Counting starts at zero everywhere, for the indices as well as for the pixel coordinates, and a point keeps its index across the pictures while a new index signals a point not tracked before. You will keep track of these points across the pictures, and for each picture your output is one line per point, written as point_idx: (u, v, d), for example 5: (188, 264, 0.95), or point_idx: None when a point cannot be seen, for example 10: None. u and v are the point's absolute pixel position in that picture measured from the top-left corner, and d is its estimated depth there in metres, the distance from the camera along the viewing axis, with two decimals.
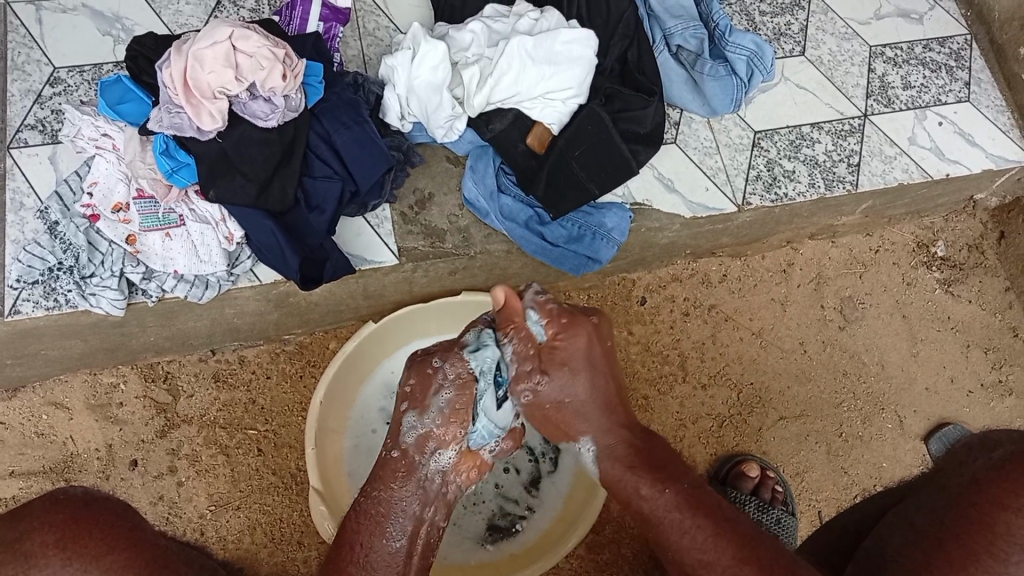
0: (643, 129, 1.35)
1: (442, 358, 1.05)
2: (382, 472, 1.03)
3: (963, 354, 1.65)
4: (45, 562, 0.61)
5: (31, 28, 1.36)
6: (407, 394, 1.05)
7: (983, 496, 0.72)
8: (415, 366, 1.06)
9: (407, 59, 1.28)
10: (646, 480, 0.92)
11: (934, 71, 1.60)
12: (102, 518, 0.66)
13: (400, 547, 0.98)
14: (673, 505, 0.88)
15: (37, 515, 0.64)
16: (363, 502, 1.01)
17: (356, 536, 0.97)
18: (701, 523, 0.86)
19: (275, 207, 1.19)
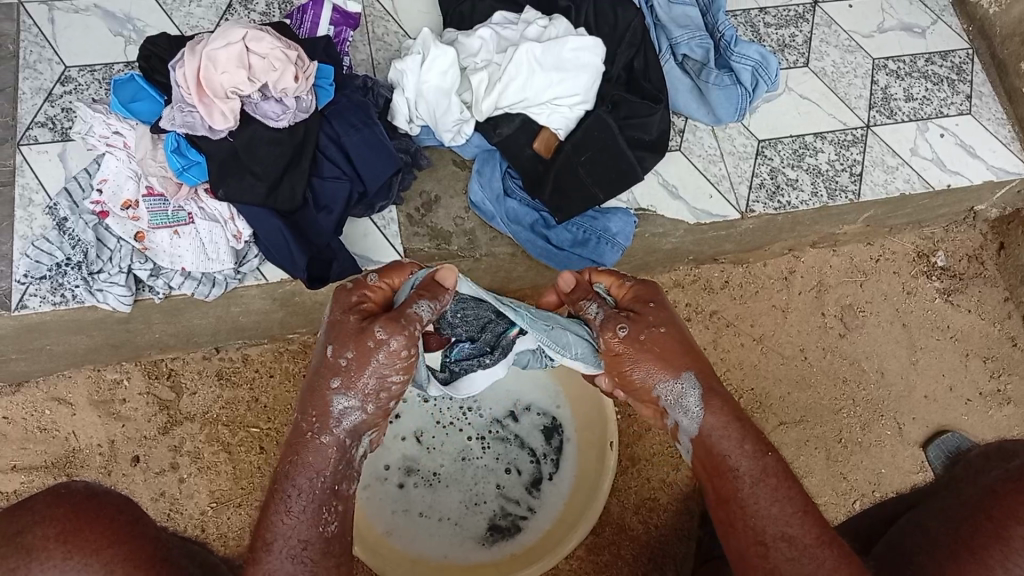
0: (649, 136, 1.36)
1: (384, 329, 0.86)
2: (305, 456, 0.86)
3: (963, 363, 1.67)
4: (45, 555, 0.62)
5: (43, 27, 1.37)
6: (339, 368, 0.87)
7: (998, 509, 0.73)
8: (343, 337, 0.87)
9: (417, 63, 1.29)
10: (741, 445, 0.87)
11: (936, 84, 1.61)
12: (103, 512, 0.66)
13: (334, 532, 0.83)
14: (771, 471, 0.85)
15: (38, 507, 0.64)
16: (288, 487, 0.84)
17: (280, 526, 0.81)
18: (794, 495, 0.83)
19: (284, 206, 1.20)
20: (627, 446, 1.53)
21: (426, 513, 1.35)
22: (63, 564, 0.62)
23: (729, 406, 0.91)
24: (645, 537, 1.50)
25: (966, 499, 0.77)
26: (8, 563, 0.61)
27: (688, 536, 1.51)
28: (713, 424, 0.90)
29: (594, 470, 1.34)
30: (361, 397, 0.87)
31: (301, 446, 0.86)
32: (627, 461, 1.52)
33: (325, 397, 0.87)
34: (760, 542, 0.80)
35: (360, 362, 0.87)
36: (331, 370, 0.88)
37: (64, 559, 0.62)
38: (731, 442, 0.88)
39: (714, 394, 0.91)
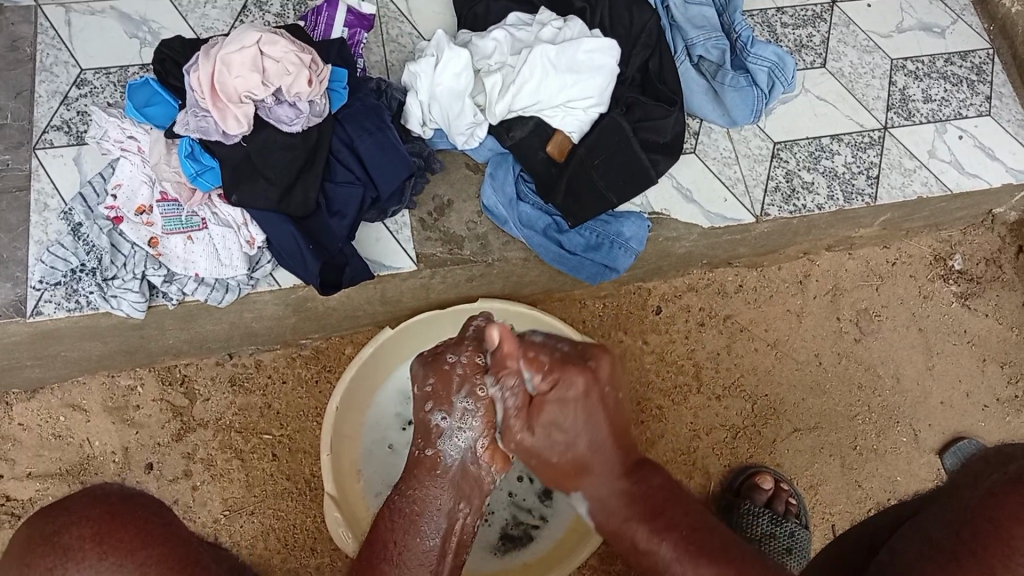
0: (664, 139, 1.36)
1: (454, 353, 0.97)
2: (417, 471, 0.97)
3: (980, 368, 1.65)
4: (80, 560, 0.41)
5: (60, 30, 1.38)
6: (431, 395, 0.97)
7: (1000, 513, 0.63)
8: (427, 365, 0.98)
9: (430, 66, 1.29)
10: (644, 530, 0.82)
11: (955, 85, 1.60)
12: (147, 513, 0.43)
13: (434, 546, 0.93)
14: (674, 554, 0.78)
15: (76, 504, 0.43)
16: (396, 500, 0.95)
17: (389, 534, 0.91)
18: (669, 550, 0.79)
19: (297, 211, 1.20)
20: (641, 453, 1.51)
21: None
22: (99, 571, 0.41)
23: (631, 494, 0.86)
24: None
25: (967, 504, 0.67)
26: (43, 564, 0.41)
27: None
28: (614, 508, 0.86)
29: None
30: (455, 416, 0.96)
31: (412, 464, 0.98)
32: None
33: (423, 421, 0.98)
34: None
35: (444, 383, 0.96)
36: (426, 397, 0.98)
37: (99, 563, 0.41)
38: (637, 531, 0.83)
39: (607, 476, 0.88)
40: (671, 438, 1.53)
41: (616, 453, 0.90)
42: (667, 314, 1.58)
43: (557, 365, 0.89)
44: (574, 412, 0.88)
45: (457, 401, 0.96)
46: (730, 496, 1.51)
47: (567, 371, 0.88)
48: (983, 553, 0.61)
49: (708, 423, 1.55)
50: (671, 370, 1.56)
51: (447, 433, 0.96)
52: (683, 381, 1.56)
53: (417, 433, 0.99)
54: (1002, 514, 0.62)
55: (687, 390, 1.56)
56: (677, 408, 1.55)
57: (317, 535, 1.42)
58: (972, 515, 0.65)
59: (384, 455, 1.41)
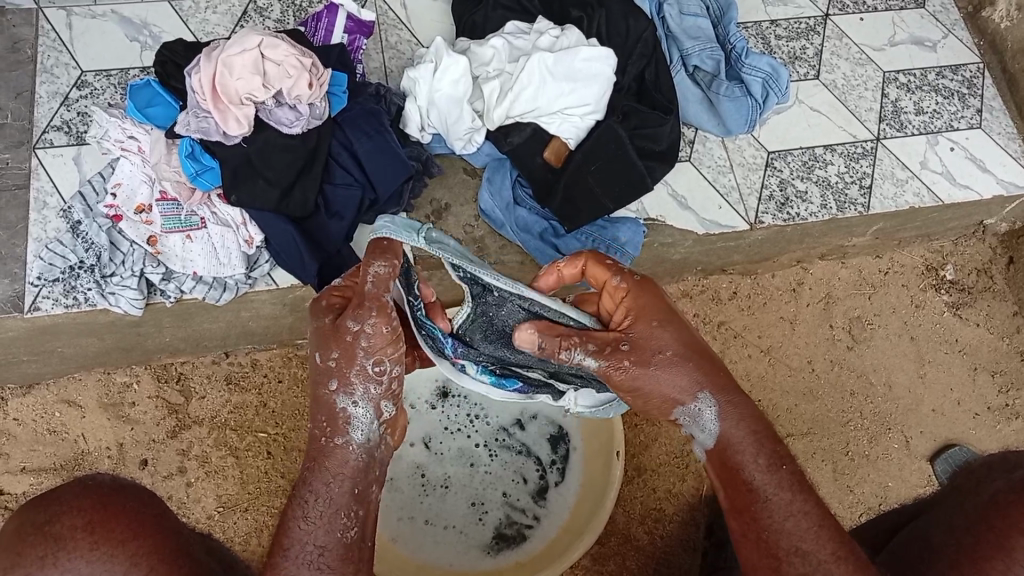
0: (660, 147, 1.38)
1: (356, 318, 0.77)
2: (325, 462, 0.76)
3: (971, 377, 1.66)
4: (72, 546, 0.52)
5: (61, 33, 1.39)
6: (332, 370, 0.78)
7: (1002, 519, 0.64)
8: (325, 336, 0.78)
9: (429, 72, 1.31)
10: (759, 456, 0.74)
11: (947, 98, 1.62)
12: (130, 504, 0.56)
13: (351, 535, 0.73)
14: (786, 485, 0.72)
15: (67, 496, 0.54)
16: (297, 496, 0.74)
17: (303, 536, 0.72)
18: (809, 509, 0.71)
19: (296, 212, 1.21)
20: (634, 456, 1.52)
21: (432, 521, 1.35)
22: (90, 557, 0.52)
23: (749, 418, 0.77)
24: (650, 548, 1.49)
25: (969, 506, 0.68)
26: (36, 553, 0.51)
27: (692, 545, 1.51)
28: (731, 436, 0.76)
29: (602, 477, 1.33)
30: (362, 391, 0.78)
31: (319, 454, 0.76)
32: (634, 471, 1.52)
33: (324, 400, 0.78)
34: (772, 555, 0.70)
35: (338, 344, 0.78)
36: (325, 374, 0.79)
37: (90, 550, 0.52)
38: (748, 456, 0.74)
39: (732, 403, 0.77)
40: (667, 442, 1.53)
41: (724, 371, 0.80)
42: None
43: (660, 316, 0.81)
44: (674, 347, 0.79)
45: (365, 376, 0.78)
46: None
47: (667, 317, 0.81)
48: (984, 561, 0.62)
49: None
50: None
51: (358, 419, 0.78)
52: None
53: (319, 416, 0.78)
54: (1004, 521, 0.63)
55: None
56: None
57: None
58: (976, 520, 0.66)
59: None
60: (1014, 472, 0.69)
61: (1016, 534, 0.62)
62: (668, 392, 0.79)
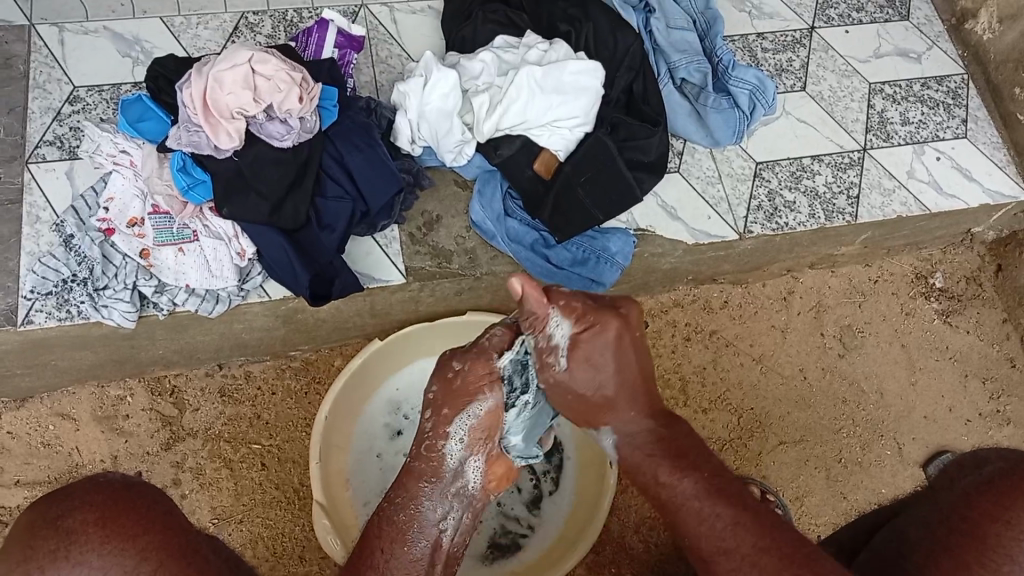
0: (649, 158, 1.40)
1: (461, 362, 0.97)
2: (407, 483, 0.97)
3: (961, 384, 1.67)
4: (84, 540, 0.55)
5: (53, 49, 1.42)
6: (433, 407, 0.98)
7: (975, 511, 0.66)
8: (437, 371, 0.99)
9: (419, 86, 1.33)
10: (665, 467, 0.82)
11: (932, 108, 1.64)
12: (143, 500, 0.59)
13: (422, 552, 0.93)
14: (700, 493, 0.78)
15: (80, 492, 0.57)
16: (386, 508, 0.96)
17: (377, 541, 0.91)
18: (724, 510, 0.76)
19: (287, 225, 1.20)
20: None
21: None
22: (101, 551, 0.55)
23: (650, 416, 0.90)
24: (645, 557, 1.50)
25: (942, 504, 0.69)
26: (48, 545, 0.54)
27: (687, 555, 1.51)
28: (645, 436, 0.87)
29: (593, 491, 1.33)
30: (472, 436, 0.98)
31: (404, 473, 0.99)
32: (626, 478, 1.52)
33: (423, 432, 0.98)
34: (702, 560, 0.76)
35: (454, 399, 0.97)
36: (426, 405, 0.99)
37: (101, 544, 0.55)
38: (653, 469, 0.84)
39: (632, 404, 0.90)
40: None
41: (645, 389, 0.91)
42: (654, 328, 1.62)
43: (589, 313, 0.89)
44: (607, 369, 0.89)
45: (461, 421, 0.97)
46: None
47: (599, 320, 0.89)
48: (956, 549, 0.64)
49: None
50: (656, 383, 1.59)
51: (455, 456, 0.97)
52: (668, 395, 1.59)
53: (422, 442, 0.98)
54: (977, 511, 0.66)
55: (673, 402, 1.59)
56: None
57: (305, 542, 1.43)
58: (947, 513, 0.68)
59: (370, 465, 1.42)
60: (986, 466, 0.70)
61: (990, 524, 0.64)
62: (586, 394, 0.91)
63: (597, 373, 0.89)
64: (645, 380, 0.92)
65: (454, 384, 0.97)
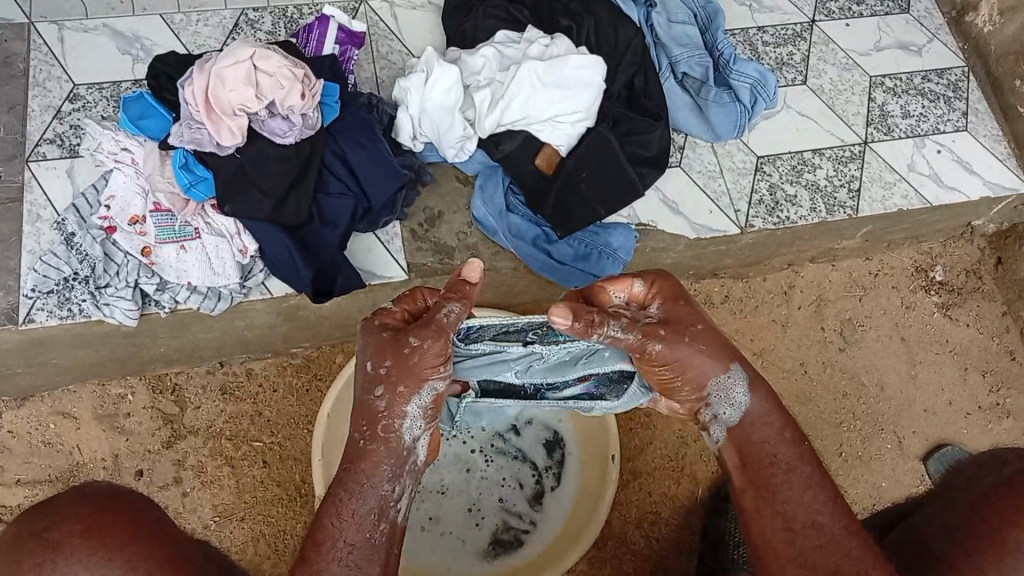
0: (649, 153, 1.39)
1: (418, 335, 0.89)
2: (359, 463, 0.87)
3: (961, 377, 1.68)
4: (71, 551, 0.57)
5: (52, 47, 1.42)
6: (381, 377, 0.89)
7: (994, 514, 0.66)
8: (381, 344, 0.90)
9: (421, 81, 1.32)
10: (785, 429, 0.86)
11: (933, 101, 1.64)
12: (128, 508, 0.61)
13: (380, 539, 0.85)
14: (806, 460, 0.84)
15: (63, 504, 0.59)
16: (336, 492, 0.86)
17: (336, 531, 0.83)
18: (826, 486, 0.81)
19: (290, 220, 1.21)
20: (629, 460, 1.53)
21: (430, 527, 1.35)
22: (88, 560, 0.57)
23: (772, 397, 0.89)
24: (646, 551, 1.50)
25: (960, 505, 0.70)
26: (32, 560, 0.56)
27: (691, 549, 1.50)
28: (759, 412, 0.87)
29: (595, 489, 1.32)
30: (427, 413, 0.91)
31: (356, 455, 0.88)
32: (628, 476, 1.52)
33: (372, 406, 0.89)
34: (789, 528, 0.79)
35: (406, 374, 0.89)
36: (376, 379, 0.90)
37: (88, 554, 0.57)
38: (773, 428, 0.86)
39: (757, 379, 0.89)
40: (661, 445, 1.55)
41: (751, 366, 0.91)
42: None
43: (675, 301, 0.90)
44: (709, 347, 0.88)
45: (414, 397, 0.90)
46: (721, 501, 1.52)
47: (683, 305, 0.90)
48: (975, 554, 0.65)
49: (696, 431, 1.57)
50: None
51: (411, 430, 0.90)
52: None
53: (368, 417, 0.89)
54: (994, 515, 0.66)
55: None
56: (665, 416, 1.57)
57: None
58: (965, 514, 0.68)
59: None
60: (1003, 467, 0.70)
61: (1009, 528, 0.64)
62: (700, 364, 0.88)
63: (696, 353, 0.87)
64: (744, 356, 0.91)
65: (410, 360, 0.89)
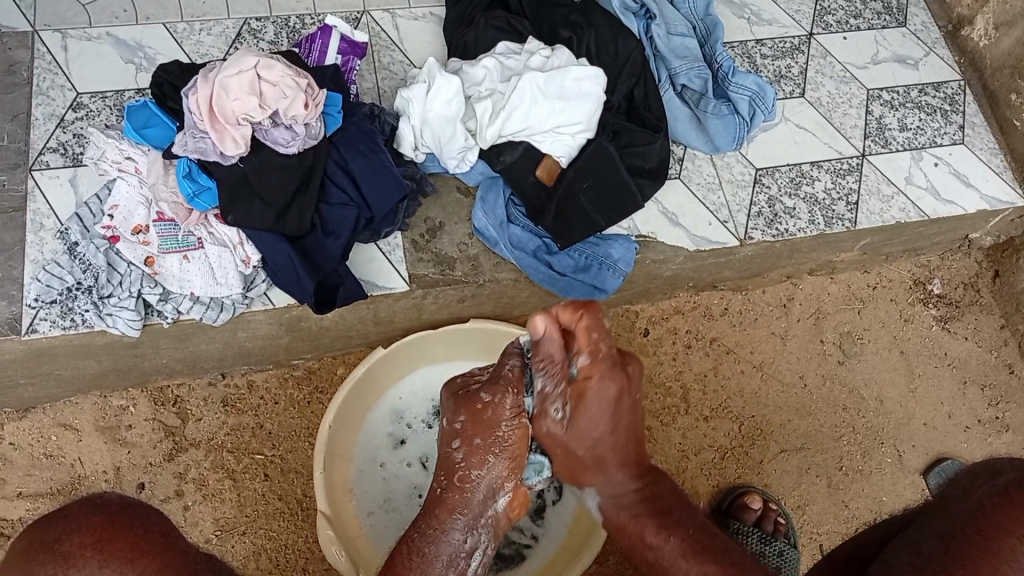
0: (649, 165, 1.41)
1: (489, 393, 1.04)
2: (433, 509, 1.04)
3: (960, 391, 1.68)
4: (82, 563, 0.53)
5: (56, 55, 1.42)
6: (456, 432, 1.05)
7: (991, 523, 0.66)
8: (460, 403, 1.06)
9: (422, 92, 1.34)
10: (652, 527, 0.96)
11: (930, 114, 1.65)
12: (140, 522, 0.57)
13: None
14: (683, 552, 0.92)
15: (77, 513, 0.56)
16: (412, 537, 1.02)
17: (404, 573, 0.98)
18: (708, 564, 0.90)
19: (292, 232, 1.20)
20: None
21: None
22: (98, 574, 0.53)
23: (634, 476, 1.02)
24: None
25: (954, 517, 0.69)
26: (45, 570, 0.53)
27: None
28: (624, 494, 1.01)
29: None
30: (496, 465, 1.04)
31: (433, 503, 1.05)
32: None
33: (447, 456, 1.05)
34: None
35: (481, 430, 1.04)
36: (450, 433, 1.06)
37: (99, 567, 0.54)
38: (647, 526, 0.97)
39: (621, 462, 1.02)
40: (661, 459, 1.56)
41: (631, 449, 1.03)
42: (655, 336, 1.63)
43: (611, 362, 0.97)
44: (604, 422, 0.99)
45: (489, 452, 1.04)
46: (720, 514, 1.53)
47: (612, 370, 0.98)
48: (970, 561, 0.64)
49: (696, 445, 1.58)
50: (659, 393, 1.60)
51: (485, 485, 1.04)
52: (670, 403, 1.60)
53: (442, 471, 1.06)
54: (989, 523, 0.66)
55: (675, 412, 1.59)
56: (666, 429, 1.58)
57: (309, 554, 1.45)
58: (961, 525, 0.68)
59: (373, 475, 1.42)
60: (998, 477, 0.70)
61: (1005, 537, 0.64)
62: (596, 451, 1.01)
63: (594, 421, 0.99)
64: (631, 441, 1.02)
65: (482, 415, 1.04)
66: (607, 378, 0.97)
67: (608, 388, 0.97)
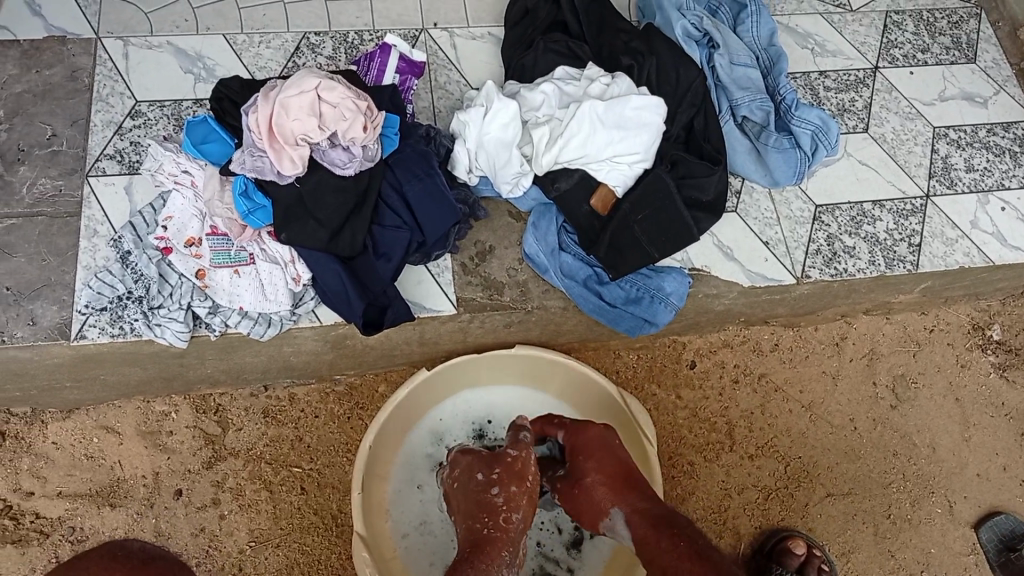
0: (706, 197, 1.37)
1: (514, 447, 1.12)
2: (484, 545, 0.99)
3: (1018, 443, 1.63)
4: None
5: (117, 62, 1.45)
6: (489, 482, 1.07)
7: None
8: (490, 461, 1.10)
9: (480, 115, 1.32)
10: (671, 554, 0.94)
11: (998, 155, 1.60)
12: None
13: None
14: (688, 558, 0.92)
15: None
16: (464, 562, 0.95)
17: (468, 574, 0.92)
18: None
19: (344, 252, 1.19)
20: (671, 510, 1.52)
21: None
22: None
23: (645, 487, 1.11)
24: None
25: None
26: None
27: None
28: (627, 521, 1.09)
29: None
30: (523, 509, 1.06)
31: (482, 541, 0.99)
32: None
33: (481, 503, 1.05)
34: None
35: (515, 478, 1.08)
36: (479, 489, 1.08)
37: None
38: (662, 554, 0.96)
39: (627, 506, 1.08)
40: (704, 496, 1.53)
41: (632, 485, 1.10)
42: (701, 369, 1.60)
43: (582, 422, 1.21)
44: (598, 470, 1.13)
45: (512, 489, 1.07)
46: (762, 557, 1.49)
47: (586, 424, 1.20)
48: None
49: (739, 484, 1.55)
50: (702, 428, 1.58)
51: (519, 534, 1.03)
52: (714, 439, 1.57)
53: (480, 513, 1.04)
54: None
55: (719, 448, 1.57)
56: (709, 466, 1.56)
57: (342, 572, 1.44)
58: None
59: (412, 497, 1.41)
60: None
61: None
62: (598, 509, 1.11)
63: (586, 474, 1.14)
64: (628, 470, 1.13)
65: (515, 464, 1.09)
66: (590, 428, 1.19)
67: (595, 432, 1.18)
